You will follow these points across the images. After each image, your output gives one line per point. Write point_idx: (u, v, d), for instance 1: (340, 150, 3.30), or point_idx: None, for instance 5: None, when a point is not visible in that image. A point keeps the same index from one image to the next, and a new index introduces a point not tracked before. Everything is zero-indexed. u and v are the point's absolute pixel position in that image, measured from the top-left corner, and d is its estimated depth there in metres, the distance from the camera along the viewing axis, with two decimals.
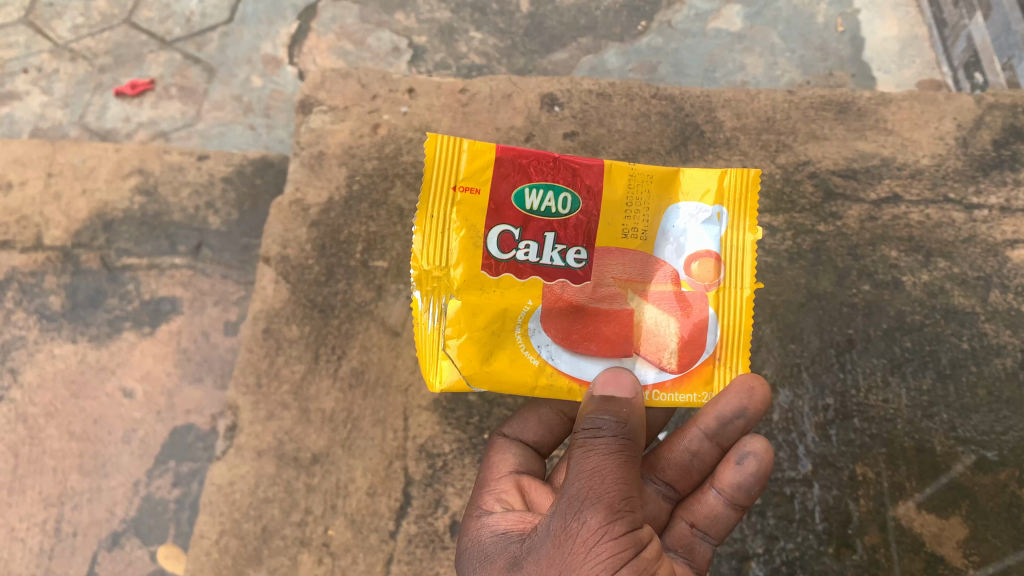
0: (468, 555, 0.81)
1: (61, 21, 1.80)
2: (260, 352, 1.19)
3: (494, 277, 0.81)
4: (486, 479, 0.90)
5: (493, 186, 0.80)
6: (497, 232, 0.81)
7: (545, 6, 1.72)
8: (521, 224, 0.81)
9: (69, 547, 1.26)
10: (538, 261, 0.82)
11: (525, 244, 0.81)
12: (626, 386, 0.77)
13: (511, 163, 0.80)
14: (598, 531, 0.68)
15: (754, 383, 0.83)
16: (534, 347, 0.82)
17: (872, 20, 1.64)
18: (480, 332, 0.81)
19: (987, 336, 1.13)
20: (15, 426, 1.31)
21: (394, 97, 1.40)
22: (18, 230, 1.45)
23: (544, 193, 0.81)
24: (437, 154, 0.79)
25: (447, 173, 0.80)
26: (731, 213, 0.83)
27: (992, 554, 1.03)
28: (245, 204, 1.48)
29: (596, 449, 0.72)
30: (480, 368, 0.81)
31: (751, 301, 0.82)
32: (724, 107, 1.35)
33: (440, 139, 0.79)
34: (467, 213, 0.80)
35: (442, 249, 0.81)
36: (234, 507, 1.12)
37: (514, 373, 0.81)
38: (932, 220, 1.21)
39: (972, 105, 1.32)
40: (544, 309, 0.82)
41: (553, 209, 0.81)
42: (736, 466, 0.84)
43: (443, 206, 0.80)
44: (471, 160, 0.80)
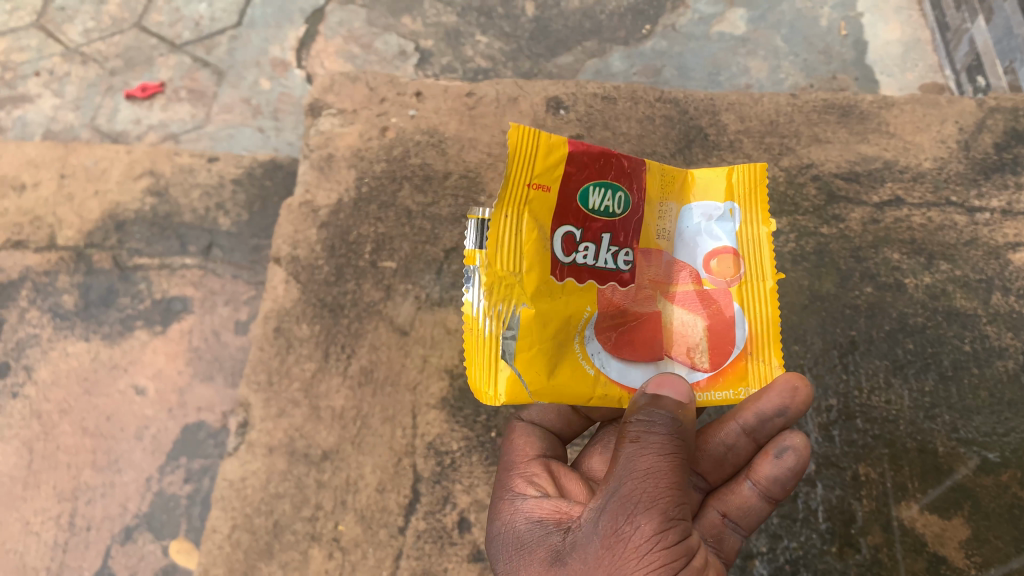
0: (501, 541, 0.81)
1: (72, 25, 1.82)
2: (271, 351, 1.22)
3: (560, 281, 0.78)
4: (513, 460, 0.89)
5: (563, 184, 0.76)
6: (562, 233, 0.77)
7: (550, 10, 1.74)
8: (583, 226, 0.78)
9: (83, 542, 1.28)
10: (595, 264, 0.79)
11: (585, 245, 0.78)
12: (679, 390, 0.76)
13: (580, 160, 0.77)
14: (652, 537, 0.70)
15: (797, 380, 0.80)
16: (590, 356, 0.79)
17: (875, 24, 1.66)
18: (544, 342, 0.77)
19: (989, 338, 1.14)
20: (30, 423, 1.34)
21: (402, 100, 1.43)
22: (32, 230, 1.47)
23: (605, 192, 0.79)
24: (518, 143, 0.73)
25: (521, 169, 0.74)
26: (743, 208, 0.84)
27: (995, 554, 1.04)
28: (255, 205, 1.50)
29: (652, 449, 0.72)
30: (545, 382, 0.76)
31: (775, 293, 0.82)
32: (727, 110, 1.37)
33: (526, 132, 0.73)
34: (537, 212, 0.76)
35: (508, 252, 0.75)
36: (246, 503, 1.14)
37: (575, 385, 0.78)
38: (934, 223, 1.23)
39: (974, 108, 1.34)
40: (599, 315, 0.80)
41: (611, 210, 0.79)
42: (774, 461, 0.81)
43: (515, 203, 0.75)
44: (547, 154, 0.75)
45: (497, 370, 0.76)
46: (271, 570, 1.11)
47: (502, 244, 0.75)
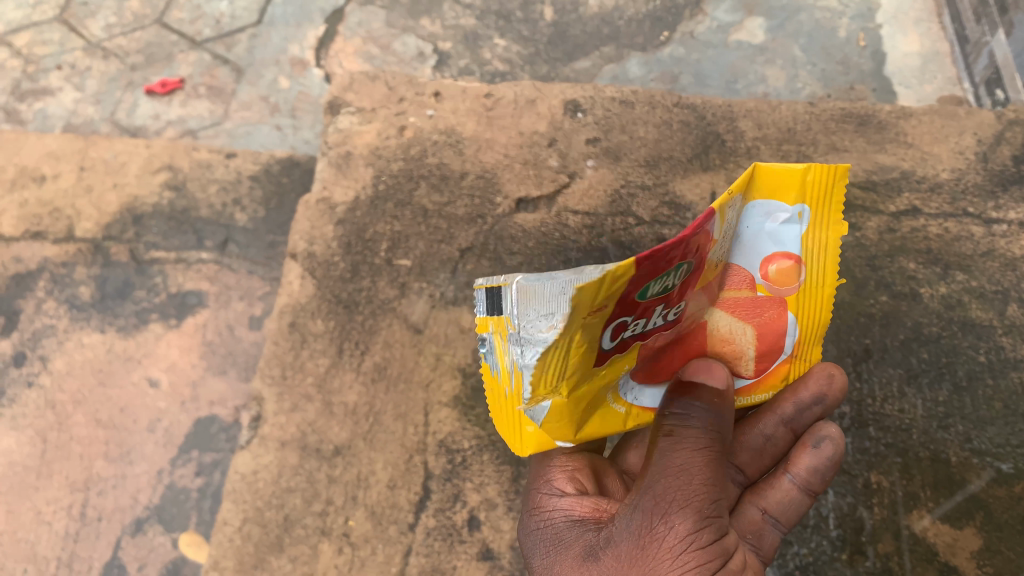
0: (539, 536, 0.84)
1: (94, 20, 1.85)
2: (285, 345, 1.22)
3: (599, 363, 0.73)
4: (551, 451, 0.89)
5: (616, 296, 0.63)
6: (610, 328, 0.68)
7: (568, 16, 1.75)
8: (635, 313, 0.68)
9: (93, 532, 1.28)
10: (643, 331, 0.72)
11: (634, 323, 0.70)
12: (717, 377, 0.77)
13: (648, 267, 0.62)
14: (687, 536, 0.73)
15: (832, 369, 0.87)
16: (624, 397, 0.81)
17: (893, 35, 1.66)
18: (577, 411, 0.77)
19: (1004, 350, 1.13)
20: (44, 412, 1.35)
21: (420, 100, 1.44)
22: (51, 221, 1.49)
23: (666, 279, 0.66)
24: (577, 292, 0.60)
25: (581, 302, 0.61)
26: (813, 211, 0.73)
27: (1007, 565, 1.03)
28: (271, 202, 1.52)
29: (686, 446, 0.76)
30: (576, 438, 0.79)
31: (834, 299, 0.77)
32: (744, 117, 1.38)
33: (586, 281, 0.59)
34: (584, 326, 0.65)
35: (545, 362, 0.68)
36: (257, 496, 1.15)
37: (608, 427, 0.81)
38: (950, 234, 1.22)
39: (993, 120, 1.33)
40: (635, 365, 0.78)
41: (670, 287, 0.67)
42: (813, 451, 0.87)
43: (558, 326, 0.64)
44: (601, 285, 0.60)
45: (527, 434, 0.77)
46: (281, 564, 1.11)
47: (534, 358, 0.67)
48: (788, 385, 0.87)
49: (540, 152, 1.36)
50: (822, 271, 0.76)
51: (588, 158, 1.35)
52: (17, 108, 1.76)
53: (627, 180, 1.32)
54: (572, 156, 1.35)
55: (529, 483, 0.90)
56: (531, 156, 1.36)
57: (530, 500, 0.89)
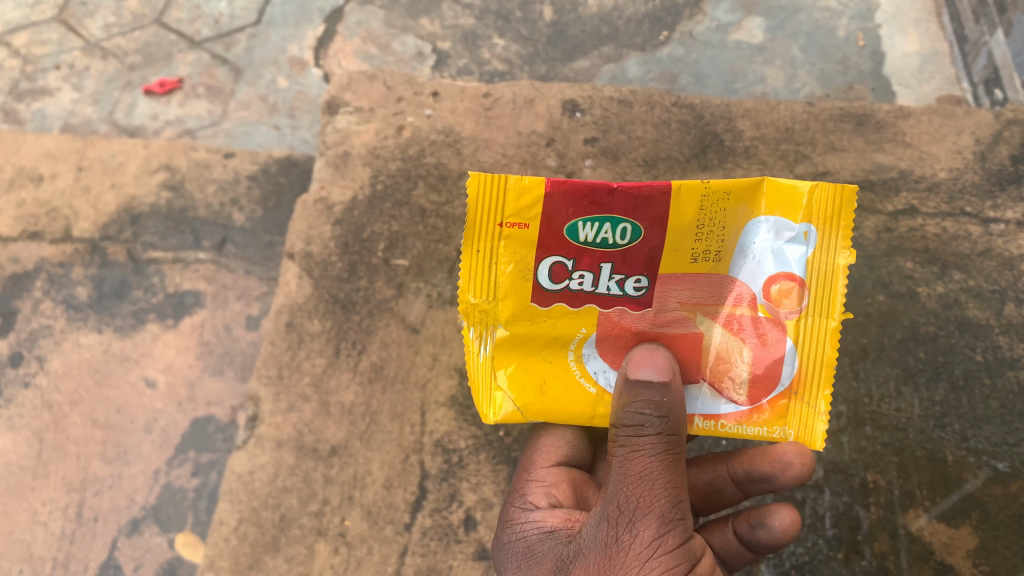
0: (512, 549, 0.82)
1: (93, 20, 1.85)
2: (282, 345, 1.22)
3: (544, 307, 0.77)
4: (534, 462, 0.88)
5: (543, 220, 0.74)
6: (548, 264, 0.75)
7: (567, 15, 1.75)
8: (574, 256, 0.75)
9: (89, 533, 1.28)
10: (593, 291, 0.76)
11: (579, 275, 0.76)
12: (661, 367, 0.74)
13: (567, 194, 0.73)
14: (652, 542, 0.71)
15: (797, 449, 0.83)
16: (591, 374, 0.79)
17: (892, 35, 1.66)
18: (530, 361, 0.79)
19: (1001, 349, 1.13)
20: (41, 413, 1.35)
21: (419, 100, 1.44)
22: (48, 221, 1.49)
23: (600, 224, 0.74)
24: (481, 190, 0.74)
25: (492, 210, 0.75)
26: (819, 232, 0.74)
27: (1002, 564, 1.03)
28: (269, 202, 1.52)
29: (641, 452, 0.73)
30: (536, 399, 0.79)
31: (837, 331, 0.75)
32: (743, 117, 1.37)
33: (484, 178, 0.74)
34: (514, 247, 0.75)
35: (488, 286, 0.77)
36: (253, 496, 1.15)
37: (573, 406, 0.79)
38: (948, 233, 1.22)
39: (991, 120, 1.33)
40: (599, 335, 0.78)
41: (610, 241, 0.74)
42: (749, 528, 0.86)
43: (490, 240, 0.76)
44: (520, 191, 0.73)
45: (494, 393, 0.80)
46: (277, 564, 1.11)
47: (477, 277, 0.77)
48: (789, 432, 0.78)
49: (538, 151, 1.36)
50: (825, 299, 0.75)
51: (586, 157, 1.35)
52: (14, 108, 1.75)
53: (624, 180, 1.32)
54: (570, 155, 1.35)
55: (508, 495, 0.88)
56: (530, 156, 1.36)
57: (507, 511, 0.87)
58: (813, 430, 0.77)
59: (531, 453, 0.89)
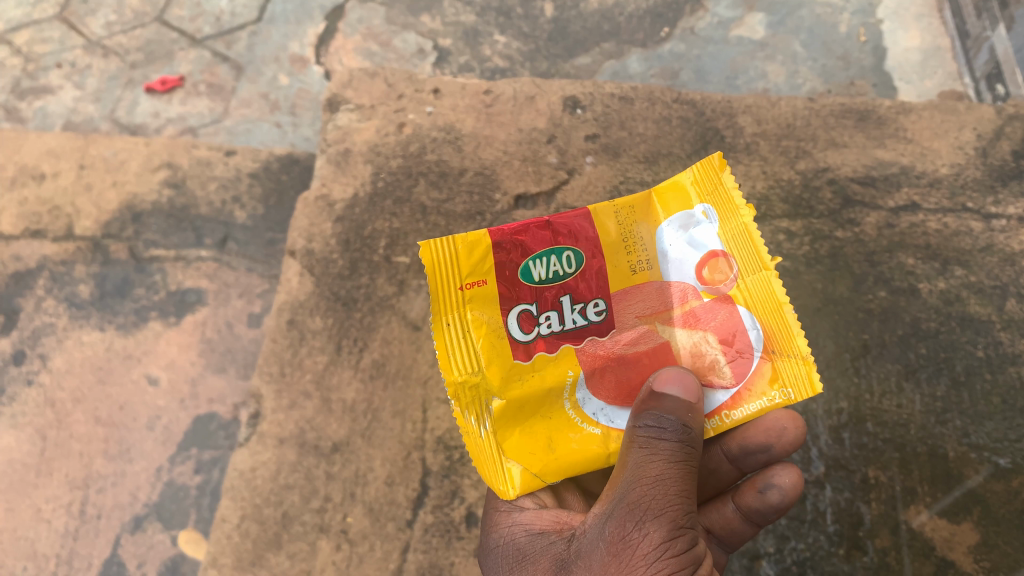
0: (499, 551, 0.83)
1: (94, 18, 1.85)
2: (284, 342, 1.23)
3: (528, 360, 0.78)
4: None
5: (497, 272, 0.77)
6: (516, 314, 0.78)
7: (568, 12, 1.75)
8: (536, 299, 0.78)
9: (92, 530, 1.29)
10: (564, 328, 0.78)
11: (546, 315, 0.78)
12: (687, 385, 0.74)
13: (506, 242, 0.77)
14: (660, 544, 0.69)
15: (783, 416, 0.84)
16: (589, 417, 0.79)
17: (894, 31, 1.65)
18: (529, 420, 0.79)
19: (1003, 345, 1.13)
20: (44, 410, 1.35)
21: (419, 97, 1.44)
22: (51, 219, 1.49)
23: (547, 260, 0.77)
24: (434, 262, 0.77)
25: (447, 279, 0.77)
26: (715, 204, 0.77)
27: (1003, 560, 1.03)
28: (271, 199, 1.52)
29: (660, 455, 0.72)
30: (546, 458, 0.78)
31: (773, 276, 0.75)
32: (744, 113, 1.37)
33: (430, 245, 0.76)
34: (480, 307, 0.77)
35: (470, 358, 0.78)
36: (256, 493, 1.15)
37: (580, 453, 0.78)
38: (949, 229, 1.22)
39: (993, 115, 1.33)
40: (585, 373, 0.79)
41: (561, 273, 0.78)
42: (758, 494, 0.86)
43: (456, 308, 0.77)
44: (467, 250, 0.77)
45: (503, 466, 0.78)
46: (279, 561, 1.12)
47: (457, 351, 0.78)
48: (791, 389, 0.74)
49: (538, 148, 1.36)
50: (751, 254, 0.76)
51: (587, 154, 1.35)
52: (17, 106, 1.76)
53: (625, 176, 1.32)
54: (571, 152, 1.35)
55: (489, 500, 0.88)
56: (530, 153, 1.35)
57: (490, 516, 0.87)
58: (807, 377, 0.73)
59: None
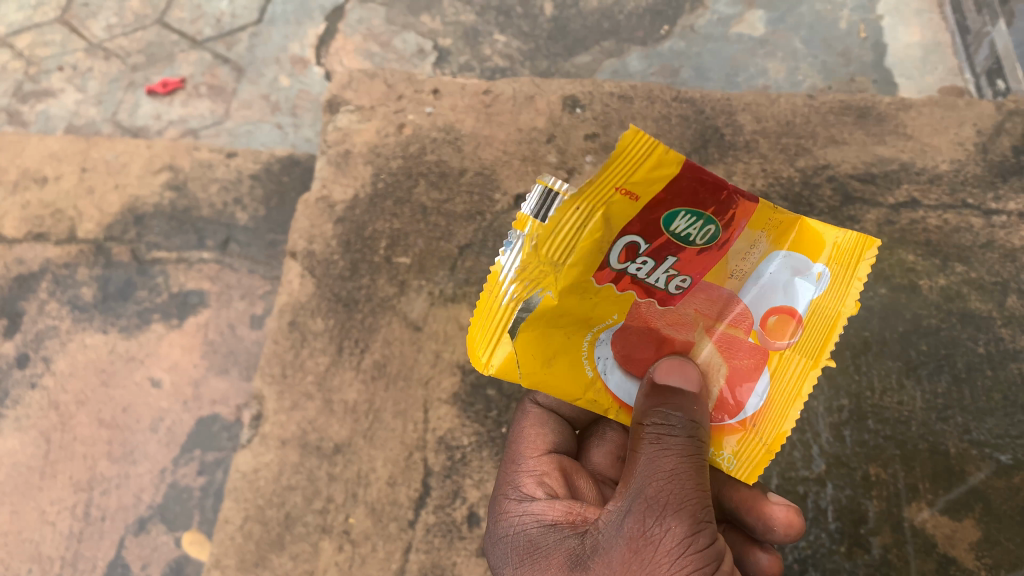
0: (508, 543, 0.82)
1: (95, 21, 1.85)
2: (285, 344, 1.23)
3: (598, 284, 0.69)
4: (524, 455, 0.88)
5: (654, 202, 0.62)
6: (623, 242, 0.65)
7: (568, 10, 1.75)
8: (652, 241, 0.66)
9: (97, 532, 1.30)
10: (643, 278, 0.69)
11: (644, 259, 0.67)
12: (689, 377, 0.71)
13: (690, 181, 0.61)
14: (683, 540, 0.69)
15: (785, 513, 0.82)
16: (593, 357, 0.73)
17: (894, 27, 1.65)
18: (552, 331, 0.71)
19: (1003, 341, 1.13)
20: (49, 413, 1.36)
21: (419, 98, 1.44)
22: (53, 223, 1.50)
23: (695, 220, 0.64)
24: (628, 149, 0.58)
25: (621, 169, 0.60)
26: (832, 278, 0.70)
27: (1005, 556, 1.03)
28: (272, 201, 1.52)
29: (672, 449, 0.70)
30: (538, 369, 0.72)
31: (815, 375, 0.71)
32: (744, 111, 1.37)
33: (645, 137, 0.57)
34: (611, 213, 0.63)
35: (560, 250, 0.65)
36: (258, 494, 1.16)
37: (567, 382, 0.73)
38: (950, 225, 1.22)
39: (993, 111, 1.33)
40: (623, 325, 0.73)
41: (692, 237, 0.66)
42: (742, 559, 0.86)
43: (594, 204, 0.62)
44: (660, 165, 0.60)
45: (498, 339, 0.71)
46: (282, 562, 1.12)
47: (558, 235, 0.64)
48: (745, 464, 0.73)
49: (538, 147, 1.36)
50: (817, 344, 0.71)
51: (587, 153, 1.35)
52: (19, 110, 1.76)
53: None
54: (570, 152, 1.35)
55: (499, 488, 0.88)
56: (530, 153, 1.36)
57: (498, 507, 0.86)
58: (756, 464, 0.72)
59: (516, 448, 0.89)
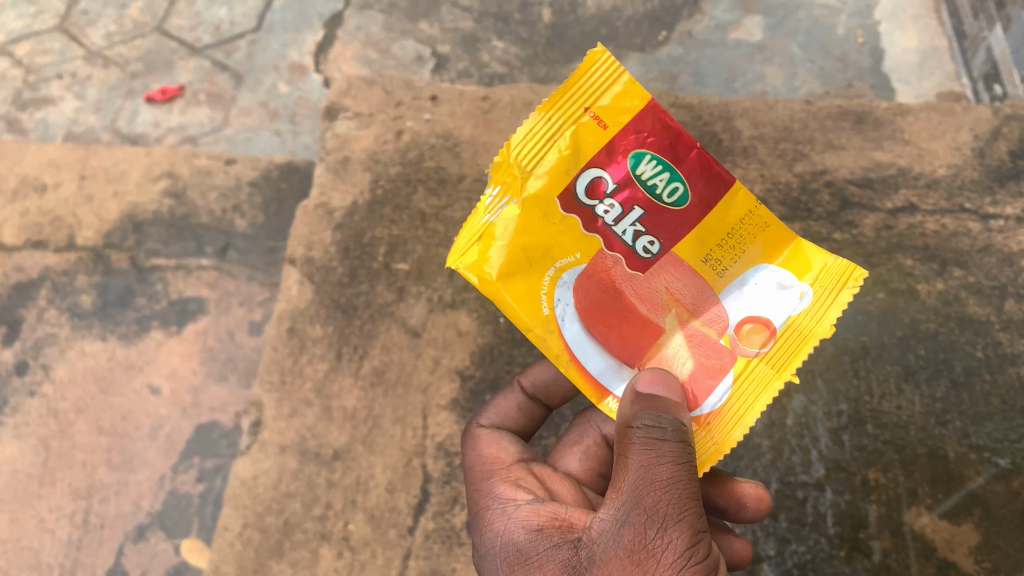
0: (494, 550, 0.78)
1: (94, 29, 1.86)
2: (284, 351, 1.23)
3: (564, 211, 0.72)
4: (491, 470, 0.87)
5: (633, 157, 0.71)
6: (591, 176, 0.71)
7: (566, 17, 1.75)
8: (620, 184, 0.71)
9: (96, 539, 1.29)
10: (612, 225, 0.72)
11: (611, 202, 0.72)
12: (674, 387, 0.71)
13: (658, 123, 0.71)
14: (684, 552, 0.67)
15: (753, 489, 0.85)
16: (553, 297, 0.73)
17: (892, 32, 1.66)
18: (518, 252, 0.72)
19: (1002, 345, 1.13)
20: (48, 421, 1.36)
21: (417, 104, 1.44)
22: (52, 230, 1.50)
23: (660, 171, 0.72)
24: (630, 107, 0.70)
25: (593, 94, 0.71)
26: (813, 297, 0.73)
27: (1005, 561, 1.03)
28: (270, 208, 1.52)
29: (666, 457, 0.69)
30: (495, 282, 0.73)
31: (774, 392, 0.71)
32: (741, 116, 1.38)
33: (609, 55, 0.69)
34: (581, 141, 0.71)
35: (535, 155, 0.71)
36: (257, 501, 1.15)
37: (524, 305, 0.73)
38: (947, 230, 1.22)
39: (990, 116, 1.33)
40: (589, 271, 0.73)
41: (660, 191, 0.72)
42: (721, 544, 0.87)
43: (569, 123, 0.71)
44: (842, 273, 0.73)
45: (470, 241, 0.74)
46: (281, 569, 1.12)
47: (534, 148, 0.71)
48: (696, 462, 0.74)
49: None
50: (785, 358, 0.72)
51: None
52: (18, 117, 1.77)
53: None
54: None
55: (476, 502, 0.85)
56: None
57: (480, 512, 0.84)
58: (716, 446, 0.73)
59: (479, 466, 0.89)
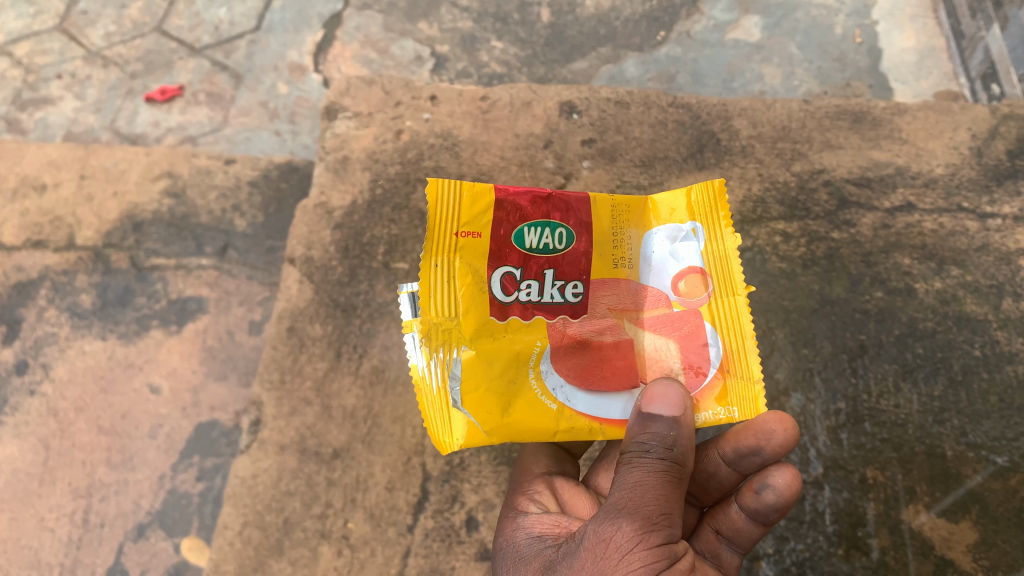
0: (500, 557, 0.82)
1: (94, 29, 1.86)
2: (284, 350, 1.23)
3: (502, 320, 0.78)
4: (516, 483, 0.90)
5: (493, 228, 0.76)
6: (499, 275, 0.77)
7: (565, 17, 1.76)
8: (521, 264, 0.77)
9: (96, 539, 1.29)
10: (540, 300, 0.79)
11: (527, 283, 0.78)
12: (675, 402, 0.73)
13: (511, 204, 0.76)
14: (633, 538, 0.69)
15: (772, 415, 0.81)
16: (549, 390, 0.77)
17: (889, 32, 1.66)
18: (495, 382, 0.77)
19: (999, 344, 1.14)
20: (47, 420, 1.36)
21: (417, 104, 1.45)
22: (52, 230, 1.50)
23: (540, 230, 0.77)
24: (472, 208, 0.75)
25: (446, 222, 0.75)
26: (705, 226, 0.80)
27: (1002, 558, 1.03)
28: (270, 207, 1.53)
29: (640, 464, 0.72)
30: (499, 420, 0.76)
31: (749, 312, 0.78)
32: (740, 116, 1.38)
33: (443, 182, 0.74)
34: (471, 260, 0.77)
35: (452, 302, 0.77)
36: (257, 500, 1.15)
37: (533, 419, 0.77)
38: (945, 229, 1.23)
39: (987, 115, 1.34)
40: (553, 347, 0.78)
41: (551, 245, 0.78)
42: (756, 494, 0.81)
43: (447, 255, 0.76)
44: (708, 195, 0.80)
45: (450, 415, 0.77)
46: (281, 567, 1.12)
47: (437, 295, 0.76)
48: (741, 411, 0.76)
49: (536, 153, 1.37)
50: (727, 284, 0.79)
51: (584, 159, 1.35)
52: (17, 117, 1.77)
53: (622, 180, 1.33)
54: (568, 157, 1.36)
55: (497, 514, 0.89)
56: (528, 158, 1.37)
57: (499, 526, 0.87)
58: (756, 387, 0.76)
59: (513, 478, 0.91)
